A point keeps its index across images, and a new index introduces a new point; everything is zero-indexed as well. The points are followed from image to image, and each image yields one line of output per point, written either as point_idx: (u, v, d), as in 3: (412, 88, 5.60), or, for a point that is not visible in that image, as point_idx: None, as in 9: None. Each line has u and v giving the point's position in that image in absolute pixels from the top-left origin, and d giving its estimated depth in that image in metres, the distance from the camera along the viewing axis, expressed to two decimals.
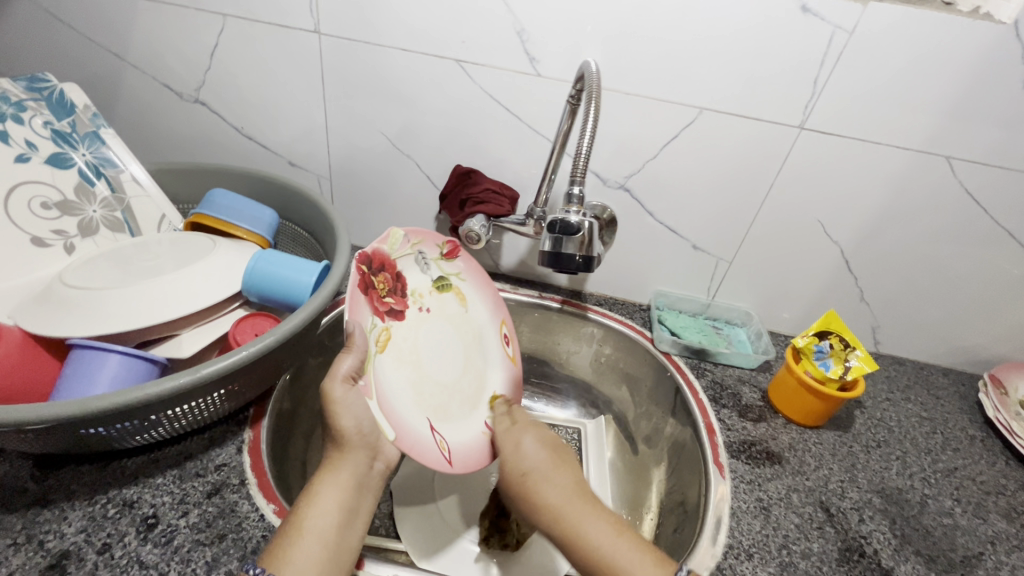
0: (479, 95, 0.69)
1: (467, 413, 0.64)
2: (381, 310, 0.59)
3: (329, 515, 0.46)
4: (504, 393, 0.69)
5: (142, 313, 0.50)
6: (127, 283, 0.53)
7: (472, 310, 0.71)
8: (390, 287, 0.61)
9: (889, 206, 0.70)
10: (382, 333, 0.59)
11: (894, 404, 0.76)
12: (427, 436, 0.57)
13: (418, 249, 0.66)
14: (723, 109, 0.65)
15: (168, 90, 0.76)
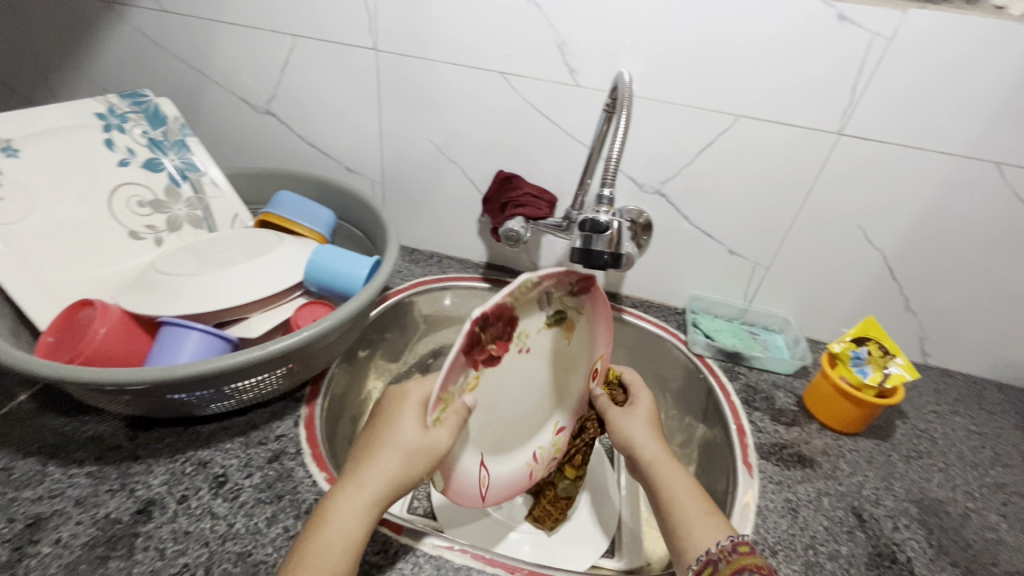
0: (521, 104, 0.73)
1: (524, 445, 0.65)
2: (474, 364, 0.54)
3: (342, 540, 0.42)
4: (568, 423, 0.68)
5: (219, 297, 0.58)
6: (206, 271, 0.60)
7: (580, 346, 0.65)
8: (496, 335, 0.55)
9: (934, 212, 0.69)
10: (472, 378, 0.55)
11: (941, 417, 0.73)
12: (473, 472, 0.59)
13: (544, 288, 0.58)
14: (759, 115, 0.67)
15: (244, 103, 0.85)
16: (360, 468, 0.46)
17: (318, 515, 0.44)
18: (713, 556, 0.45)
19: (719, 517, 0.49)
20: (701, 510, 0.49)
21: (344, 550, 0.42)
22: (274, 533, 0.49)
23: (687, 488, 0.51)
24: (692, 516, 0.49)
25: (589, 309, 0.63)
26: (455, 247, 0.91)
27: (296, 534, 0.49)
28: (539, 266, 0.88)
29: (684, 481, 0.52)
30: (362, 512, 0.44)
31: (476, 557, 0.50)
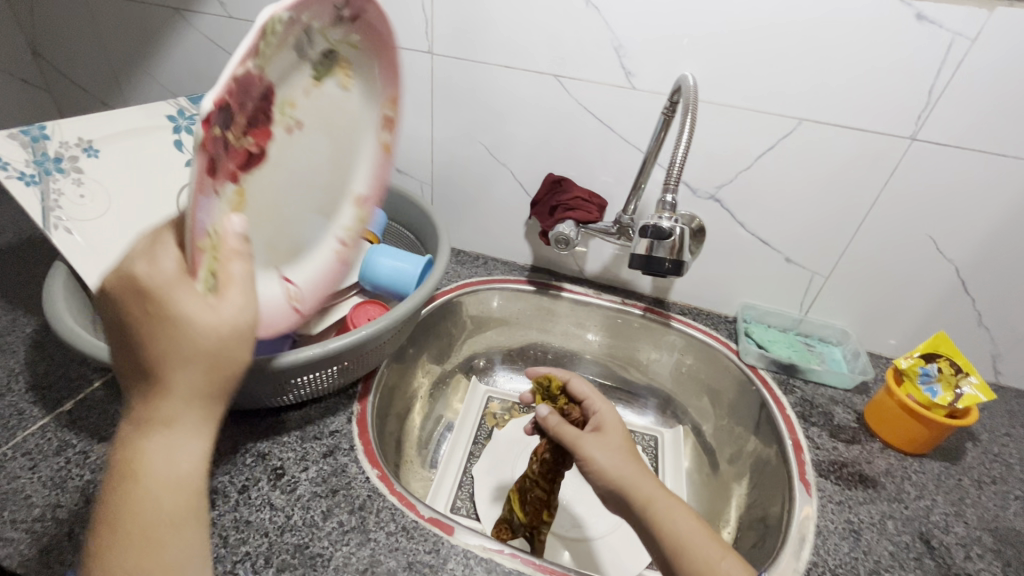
0: (574, 107, 0.73)
1: (325, 227, 0.59)
2: (230, 174, 0.41)
3: (179, 487, 0.35)
4: (365, 192, 0.61)
5: None
6: None
7: (361, 97, 0.55)
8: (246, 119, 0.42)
9: (1014, 222, 0.65)
10: (234, 196, 0.43)
11: (1016, 440, 0.69)
12: (274, 295, 0.53)
13: (301, 24, 0.43)
14: (824, 119, 0.64)
15: None
16: (161, 406, 0.34)
17: (124, 469, 0.34)
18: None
19: (740, 559, 0.45)
20: (717, 555, 0.44)
21: (183, 498, 0.35)
22: (329, 527, 0.50)
23: (694, 526, 0.46)
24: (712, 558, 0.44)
25: (364, 44, 0.52)
26: (500, 250, 0.91)
27: (350, 529, 0.50)
28: (586, 270, 0.88)
29: (686, 516, 0.47)
30: (191, 442, 0.35)
31: (527, 562, 0.50)
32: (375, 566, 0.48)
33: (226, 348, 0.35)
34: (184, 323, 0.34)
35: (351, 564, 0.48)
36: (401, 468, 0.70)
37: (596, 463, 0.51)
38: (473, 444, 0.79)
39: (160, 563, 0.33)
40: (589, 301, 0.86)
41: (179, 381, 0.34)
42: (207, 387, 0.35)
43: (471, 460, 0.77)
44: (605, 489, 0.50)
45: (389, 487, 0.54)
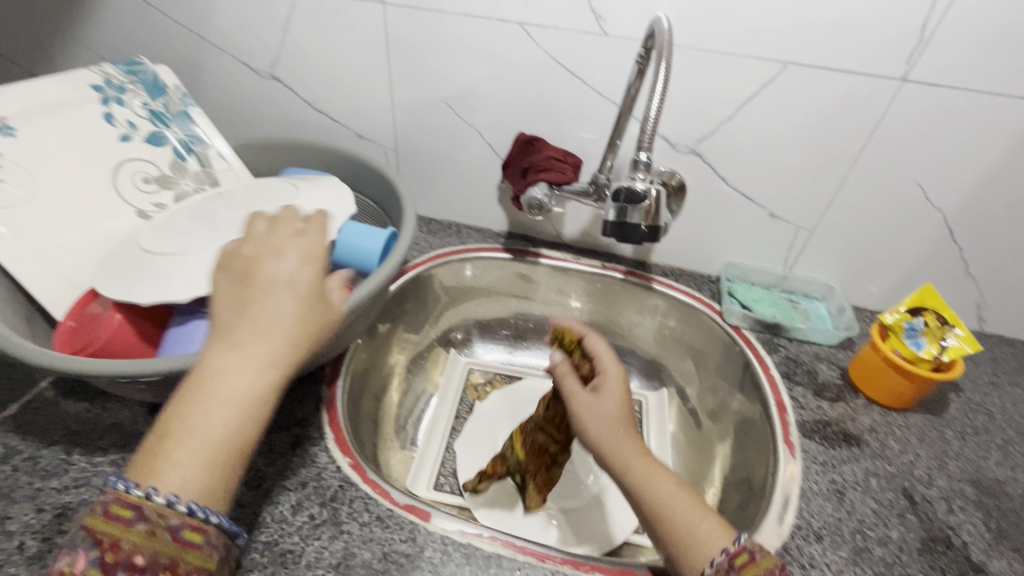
0: (543, 59, 0.67)
1: None
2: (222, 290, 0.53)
3: (229, 410, 0.37)
4: None
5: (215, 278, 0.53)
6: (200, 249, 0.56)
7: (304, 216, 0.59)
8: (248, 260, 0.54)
9: (1005, 166, 0.62)
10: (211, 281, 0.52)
11: (999, 389, 0.69)
12: None
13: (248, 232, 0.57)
14: (810, 63, 0.60)
15: (246, 68, 0.80)
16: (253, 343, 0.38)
17: (200, 374, 0.38)
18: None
19: (720, 519, 0.44)
20: (697, 516, 0.44)
21: (228, 430, 0.36)
22: (300, 522, 0.48)
23: (674, 489, 0.46)
24: (690, 525, 0.43)
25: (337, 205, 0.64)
26: (474, 217, 0.87)
27: (322, 522, 0.48)
28: (564, 234, 0.84)
29: (667, 480, 0.46)
30: (246, 375, 0.37)
31: (507, 544, 0.49)
32: (349, 560, 0.46)
33: (302, 283, 0.42)
34: (276, 277, 0.41)
35: (323, 560, 0.46)
36: (380, 449, 0.68)
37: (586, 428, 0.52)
38: (455, 418, 0.77)
39: (178, 476, 0.35)
40: (568, 267, 0.83)
41: (260, 303, 0.40)
42: (287, 318, 0.40)
43: (454, 435, 0.75)
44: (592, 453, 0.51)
45: (361, 476, 0.52)
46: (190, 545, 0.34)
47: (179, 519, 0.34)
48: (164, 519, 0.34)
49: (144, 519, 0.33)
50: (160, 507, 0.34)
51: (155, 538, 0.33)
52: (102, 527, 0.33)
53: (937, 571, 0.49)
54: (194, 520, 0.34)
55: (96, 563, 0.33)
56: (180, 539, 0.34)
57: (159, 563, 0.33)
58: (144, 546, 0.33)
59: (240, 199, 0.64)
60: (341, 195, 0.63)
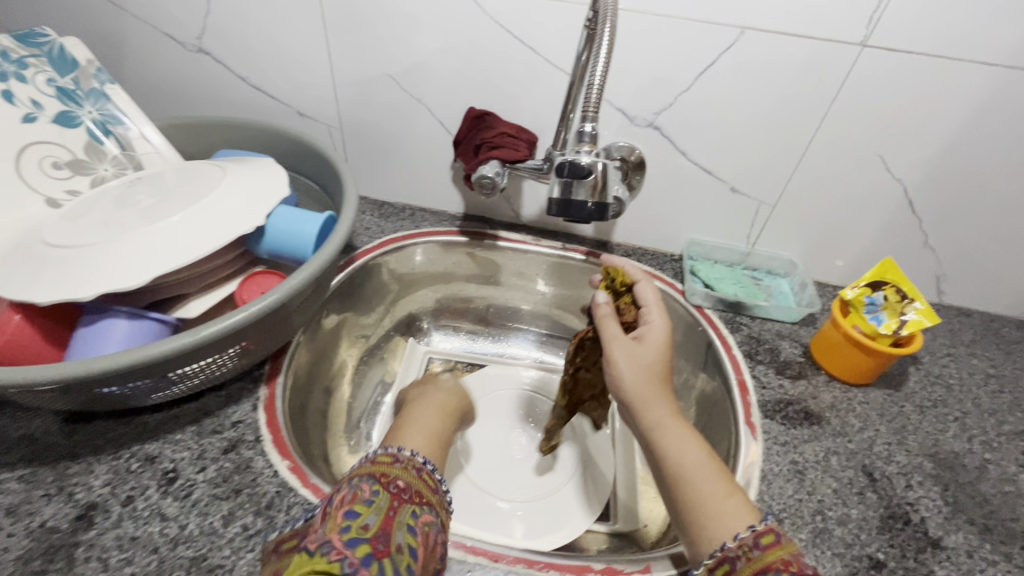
0: (490, 26, 0.63)
1: None
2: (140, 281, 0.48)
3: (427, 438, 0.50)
4: None
5: (122, 268, 0.48)
6: (110, 239, 0.50)
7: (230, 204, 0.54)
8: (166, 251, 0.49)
9: (964, 134, 0.60)
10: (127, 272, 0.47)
11: (956, 360, 0.69)
12: None
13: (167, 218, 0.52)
14: (768, 28, 0.57)
15: (170, 41, 0.73)
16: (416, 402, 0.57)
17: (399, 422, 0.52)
18: (732, 553, 0.39)
19: (744, 501, 0.42)
20: (721, 492, 0.43)
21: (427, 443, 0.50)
22: (232, 533, 0.44)
23: (701, 460, 0.44)
24: (709, 497, 0.42)
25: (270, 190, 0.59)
26: (428, 198, 0.82)
27: (256, 532, 0.45)
28: (523, 215, 0.80)
29: (693, 449, 0.45)
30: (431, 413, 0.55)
31: (457, 545, 0.46)
32: None
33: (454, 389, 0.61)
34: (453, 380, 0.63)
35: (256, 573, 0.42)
36: (330, 446, 0.65)
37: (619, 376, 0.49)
38: None
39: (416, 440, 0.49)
40: (528, 249, 0.79)
41: (427, 395, 0.58)
42: (441, 409, 0.56)
43: None
44: (620, 402, 0.49)
45: (301, 479, 0.49)
46: (425, 483, 0.42)
47: (419, 464, 0.43)
48: (414, 461, 0.43)
49: (399, 462, 0.42)
50: (406, 455, 0.43)
51: (407, 471, 0.41)
52: (379, 465, 0.41)
53: (896, 549, 0.49)
54: (427, 469, 0.43)
55: (377, 482, 0.39)
56: (424, 478, 0.42)
57: (413, 489, 0.40)
58: (401, 474, 0.41)
59: (164, 184, 0.59)
60: (274, 179, 0.59)
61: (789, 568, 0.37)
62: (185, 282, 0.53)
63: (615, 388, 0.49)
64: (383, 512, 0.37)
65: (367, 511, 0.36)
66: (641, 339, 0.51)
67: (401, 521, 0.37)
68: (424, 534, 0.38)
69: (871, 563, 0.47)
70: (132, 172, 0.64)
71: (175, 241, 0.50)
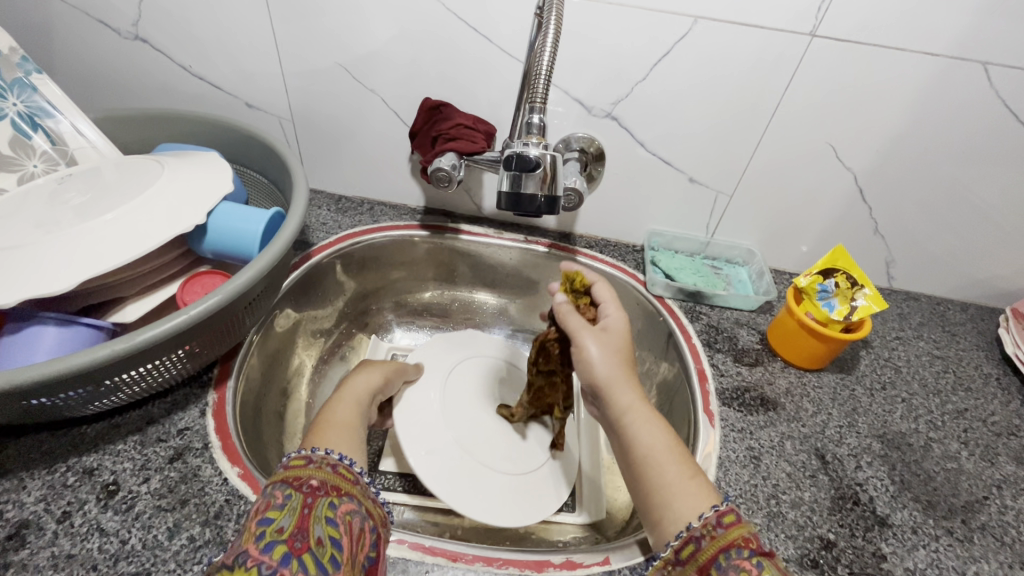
0: (442, 14, 0.61)
1: None
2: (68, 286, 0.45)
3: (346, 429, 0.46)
4: None
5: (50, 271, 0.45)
6: (36, 240, 0.47)
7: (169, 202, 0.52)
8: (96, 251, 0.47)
9: (909, 123, 0.62)
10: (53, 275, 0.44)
11: (905, 343, 0.71)
12: None
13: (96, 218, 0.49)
14: (721, 18, 0.57)
15: (104, 27, 0.68)
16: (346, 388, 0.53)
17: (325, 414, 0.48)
18: (698, 532, 0.39)
19: (705, 484, 0.43)
20: (687, 476, 0.43)
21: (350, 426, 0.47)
22: (177, 546, 0.43)
23: (668, 445, 0.45)
24: (678, 481, 0.42)
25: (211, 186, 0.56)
26: (387, 192, 0.80)
27: (204, 544, 0.43)
28: (484, 208, 0.79)
29: (661, 435, 0.45)
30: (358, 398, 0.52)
31: (415, 547, 0.45)
32: None
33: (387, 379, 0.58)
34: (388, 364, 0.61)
35: None
36: (288, 449, 0.63)
37: (586, 368, 0.49)
38: None
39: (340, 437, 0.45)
40: (490, 242, 0.78)
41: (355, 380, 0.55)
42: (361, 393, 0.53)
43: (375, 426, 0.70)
44: (590, 388, 0.50)
45: (252, 487, 0.47)
46: (343, 478, 0.40)
47: (337, 460, 0.41)
48: (326, 458, 0.41)
49: (312, 461, 0.40)
50: (320, 454, 0.41)
51: (322, 469, 0.40)
52: (292, 469, 0.39)
53: (845, 529, 0.50)
54: (343, 462, 0.41)
55: (288, 487, 0.37)
56: (342, 474, 0.40)
57: (330, 485, 0.39)
58: (317, 475, 0.39)
59: (99, 181, 0.56)
60: (218, 176, 0.56)
61: (750, 544, 0.37)
62: (123, 284, 0.50)
63: (588, 375, 0.49)
64: (297, 510, 0.36)
65: (281, 513, 0.35)
66: (604, 329, 0.52)
67: (318, 515, 0.36)
68: (346, 523, 0.37)
69: (822, 543, 0.49)
70: (64, 168, 0.60)
71: (107, 243, 0.47)
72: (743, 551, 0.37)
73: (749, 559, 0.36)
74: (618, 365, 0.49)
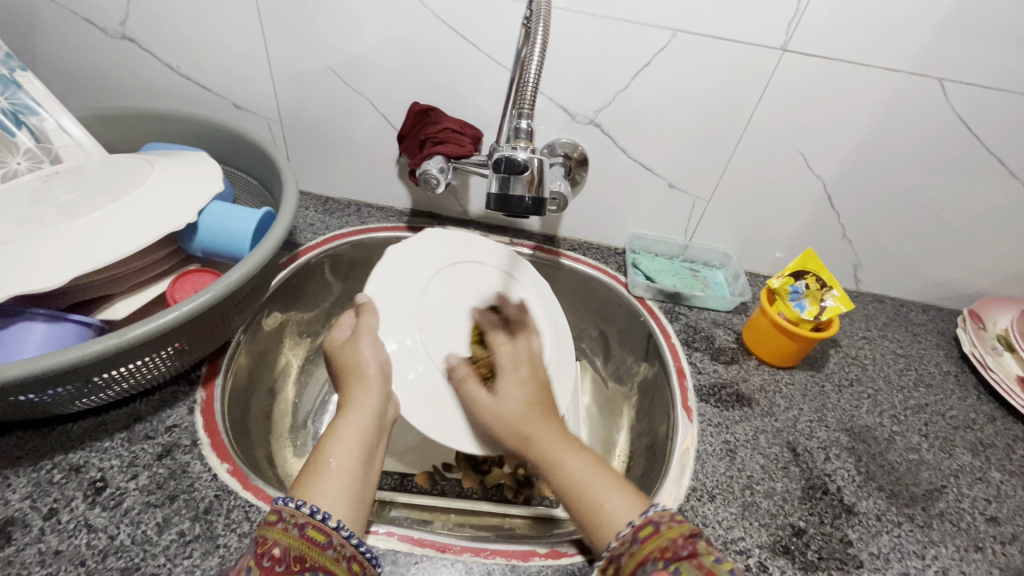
0: (431, 21, 0.63)
1: None
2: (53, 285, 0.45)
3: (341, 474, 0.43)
4: None
5: (35, 268, 0.45)
6: (22, 237, 0.47)
7: (155, 203, 0.52)
8: (83, 251, 0.47)
9: (872, 134, 0.66)
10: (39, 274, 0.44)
11: (871, 342, 0.75)
12: None
13: (82, 217, 0.49)
14: (698, 31, 0.59)
15: (90, 26, 0.68)
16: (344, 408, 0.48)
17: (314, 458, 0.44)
18: (616, 552, 0.40)
19: (633, 493, 0.44)
20: (610, 490, 0.44)
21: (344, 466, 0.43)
22: (167, 541, 0.43)
23: (585, 466, 0.46)
24: (597, 500, 0.44)
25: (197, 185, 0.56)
26: (374, 194, 0.81)
27: (194, 538, 0.43)
28: (470, 210, 0.80)
29: (579, 458, 0.46)
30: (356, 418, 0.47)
31: (404, 538, 0.47)
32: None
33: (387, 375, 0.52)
34: (367, 348, 0.52)
35: None
36: (274, 448, 0.63)
37: (490, 420, 0.51)
38: None
39: (330, 493, 0.41)
40: None
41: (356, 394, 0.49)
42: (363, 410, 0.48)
43: None
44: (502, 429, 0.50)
45: (242, 482, 0.48)
46: (313, 542, 0.37)
47: (306, 517, 0.38)
48: (294, 518, 0.38)
49: (281, 519, 0.38)
50: (292, 510, 0.38)
51: (287, 533, 0.37)
52: (263, 529, 0.37)
53: (814, 517, 0.53)
54: (314, 519, 0.38)
55: (251, 557, 0.36)
56: (308, 537, 0.37)
57: (293, 556, 0.36)
58: (281, 541, 0.36)
59: (86, 178, 0.56)
60: (209, 175, 0.57)
61: (664, 554, 0.38)
62: (112, 282, 0.50)
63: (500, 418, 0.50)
64: None
65: None
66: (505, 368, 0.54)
67: None
68: None
69: (793, 531, 0.51)
70: (49, 166, 0.60)
71: (98, 241, 0.48)
72: (658, 563, 0.38)
73: (664, 569, 0.37)
74: (519, 405, 0.50)
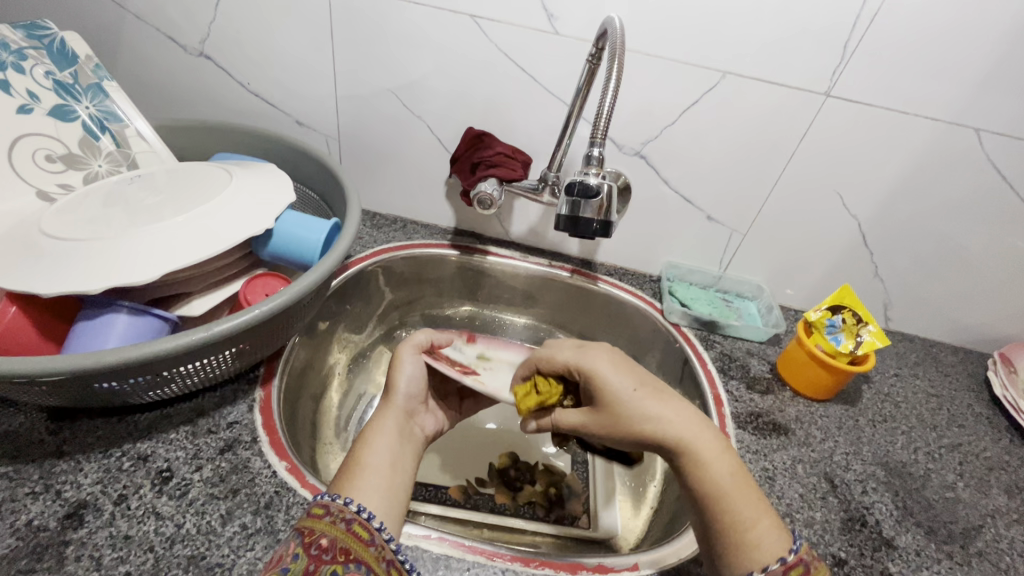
0: (494, 54, 0.67)
1: None
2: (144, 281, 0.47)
3: (380, 478, 0.45)
4: None
5: (121, 262, 0.48)
6: (113, 232, 0.50)
7: (239, 208, 0.55)
8: (171, 249, 0.50)
9: (910, 180, 0.69)
10: (129, 269, 0.47)
11: (902, 379, 0.76)
12: None
13: (167, 219, 0.52)
14: (747, 74, 0.63)
15: (173, 43, 0.73)
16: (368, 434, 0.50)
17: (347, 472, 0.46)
18: None
19: (771, 514, 0.43)
20: (756, 508, 0.43)
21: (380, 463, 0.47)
22: (230, 532, 0.44)
23: (731, 473, 0.45)
24: (747, 512, 0.43)
25: (273, 191, 0.59)
26: (420, 211, 0.85)
27: (255, 532, 0.45)
28: (512, 232, 0.83)
29: (721, 463, 0.45)
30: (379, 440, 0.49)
31: (455, 544, 0.49)
32: None
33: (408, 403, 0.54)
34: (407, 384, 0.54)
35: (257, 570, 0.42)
36: (318, 451, 0.65)
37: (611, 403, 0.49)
38: None
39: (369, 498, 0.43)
40: (517, 264, 0.83)
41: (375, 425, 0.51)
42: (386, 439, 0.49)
43: None
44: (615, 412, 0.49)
45: (300, 479, 0.49)
46: (358, 537, 0.39)
47: (354, 514, 0.40)
48: (342, 513, 0.40)
49: (330, 513, 0.40)
50: (339, 505, 0.41)
51: (336, 526, 0.39)
52: (309, 521, 0.39)
53: (854, 548, 0.53)
54: (360, 517, 0.41)
55: (299, 544, 0.38)
56: (356, 532, 0.39)
57: (339, 547, 0.38)
58: (330, 532, 0.39)
59: (166, 182, 0.59)
60: (281, 185, 0.60)
61: None
62: (189, 281, 0.54)
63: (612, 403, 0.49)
64: None
65: None
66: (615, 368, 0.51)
67: None
68: None
69: (834, 561, 0.52)
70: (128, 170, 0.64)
71: (183, 241, 0.51)
72: None
73: None
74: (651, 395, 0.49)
